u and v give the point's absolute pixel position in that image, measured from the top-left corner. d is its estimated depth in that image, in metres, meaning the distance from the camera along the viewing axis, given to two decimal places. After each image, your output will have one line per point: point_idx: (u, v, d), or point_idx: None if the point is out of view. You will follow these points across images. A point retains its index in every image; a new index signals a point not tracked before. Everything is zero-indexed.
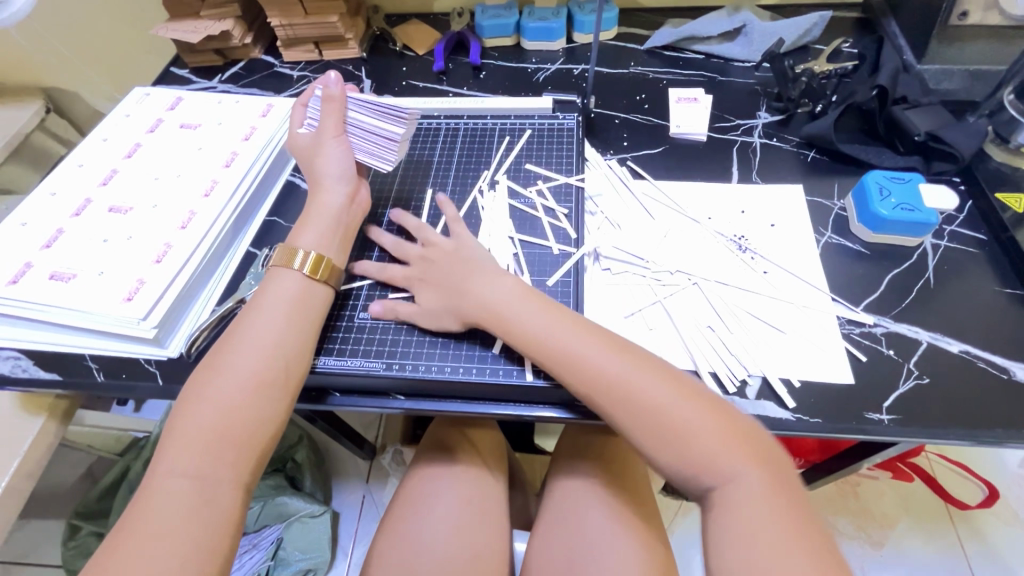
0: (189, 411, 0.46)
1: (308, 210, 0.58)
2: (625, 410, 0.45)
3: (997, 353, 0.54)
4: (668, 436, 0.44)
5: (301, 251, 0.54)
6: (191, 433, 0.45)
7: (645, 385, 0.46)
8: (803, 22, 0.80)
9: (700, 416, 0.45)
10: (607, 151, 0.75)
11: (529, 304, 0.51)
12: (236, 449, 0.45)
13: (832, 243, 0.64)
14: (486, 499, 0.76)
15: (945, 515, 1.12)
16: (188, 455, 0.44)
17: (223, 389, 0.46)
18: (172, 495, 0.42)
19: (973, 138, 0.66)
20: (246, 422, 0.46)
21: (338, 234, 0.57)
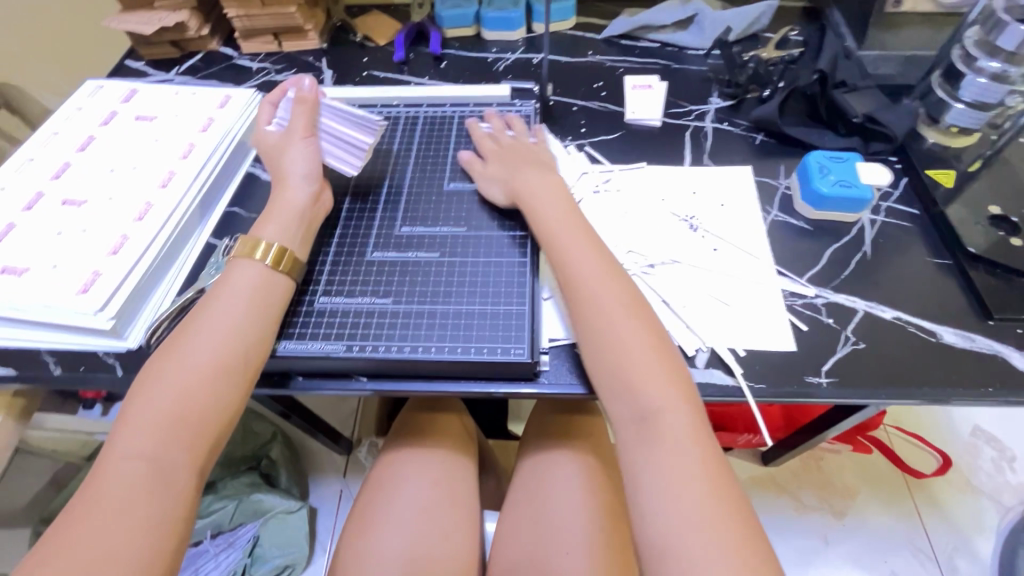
0: (145, 395, 0.46)
1: (277, 203, 0.58)
2: (583, 308, 0.52)
3: (927, 319, 0.58)
4: (612, 338, 0.50)
5: (263, 241, 0.54)
6: (149, 416, 0.45)
7: (607, 300, 0.52)
8: (751, 11, 0.84)
9: (651, 344, 0.50)
10: (565, 137, 0.76)
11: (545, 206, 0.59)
12: (193, 431, 0.46)
13: (777, 221, 0.67)
14: (455, 481, 0.77)
15: (902, 484, 1.18)
16: (144, 438, 0.44)
17: (181, 374, 0.47)
18: (128, 478, 0.43)
19: (906, 118, 0.70)
20: (204, 406, 0.46)
21: (302, 231, 0.57)
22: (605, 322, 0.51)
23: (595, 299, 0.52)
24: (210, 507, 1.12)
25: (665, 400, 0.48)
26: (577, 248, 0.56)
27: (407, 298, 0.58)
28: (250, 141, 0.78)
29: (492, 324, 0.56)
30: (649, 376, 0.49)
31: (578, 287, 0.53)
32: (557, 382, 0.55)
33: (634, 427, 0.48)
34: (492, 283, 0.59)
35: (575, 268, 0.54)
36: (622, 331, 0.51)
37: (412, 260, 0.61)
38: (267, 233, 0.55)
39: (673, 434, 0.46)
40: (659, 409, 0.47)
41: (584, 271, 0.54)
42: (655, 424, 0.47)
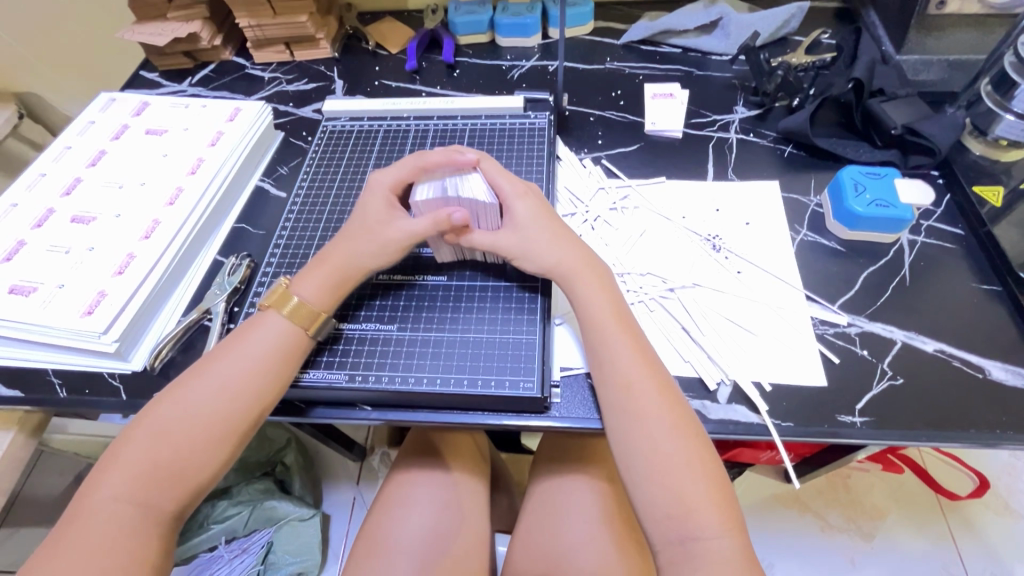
0: (138, 436, 0.45)
1: (327, 251, 0.55)
2: (624, 412, 0.47)
3: (973, 352, 0.54)
4: (654, 447, 0.45)
5: (296, 298, 0.52)
6: (139, 458, 0.44)
7: (653, 405, 0.47)
8: (780, 15, 0.79)
9: (700, 456, 0.45)
10: (581, 149, 0.73)
11: (596, 290, 0.52)
12: (179, 483, 0.44)
13: (807, 241, 0.63)
14: (466, 503, 0.75)
15: (936, 506, 1.11)
16: (129, 482, 0.43)
17: (179, 422, 0.46)
18: (109, 518, 0.42)
19: (951, 130, 0.65)
20: (197, 460, 0.45)
21: (337, 284, 0.54)
22: (646, 430, 0.46)
23: (641, 403, 0.47)
24: (224, 513, 1.09)
25: (707, 519, 0.43)
26: (622, 341, 0.50)
27: (413, 325, 0.56)
28: (259, 154, 0.76)
29: (500, 354, 0.53)
30: (691, 494, 0.44)
31: (626, 387, 0.48)
32: (568, 415, 0.52)
33: (672, 550, 0.44)
34: (501, 309, 0.56)
35: (595, 308, 0.51)
36: (668, 439, 0.45)
37: (419, 284, 0.59)
38: (303, 287, 0.53)
39: (714, 563, 0.42)
40: (700, 531, 0.43)
41: (634, 368, 0.48)
42: (696, 549, 0.43)
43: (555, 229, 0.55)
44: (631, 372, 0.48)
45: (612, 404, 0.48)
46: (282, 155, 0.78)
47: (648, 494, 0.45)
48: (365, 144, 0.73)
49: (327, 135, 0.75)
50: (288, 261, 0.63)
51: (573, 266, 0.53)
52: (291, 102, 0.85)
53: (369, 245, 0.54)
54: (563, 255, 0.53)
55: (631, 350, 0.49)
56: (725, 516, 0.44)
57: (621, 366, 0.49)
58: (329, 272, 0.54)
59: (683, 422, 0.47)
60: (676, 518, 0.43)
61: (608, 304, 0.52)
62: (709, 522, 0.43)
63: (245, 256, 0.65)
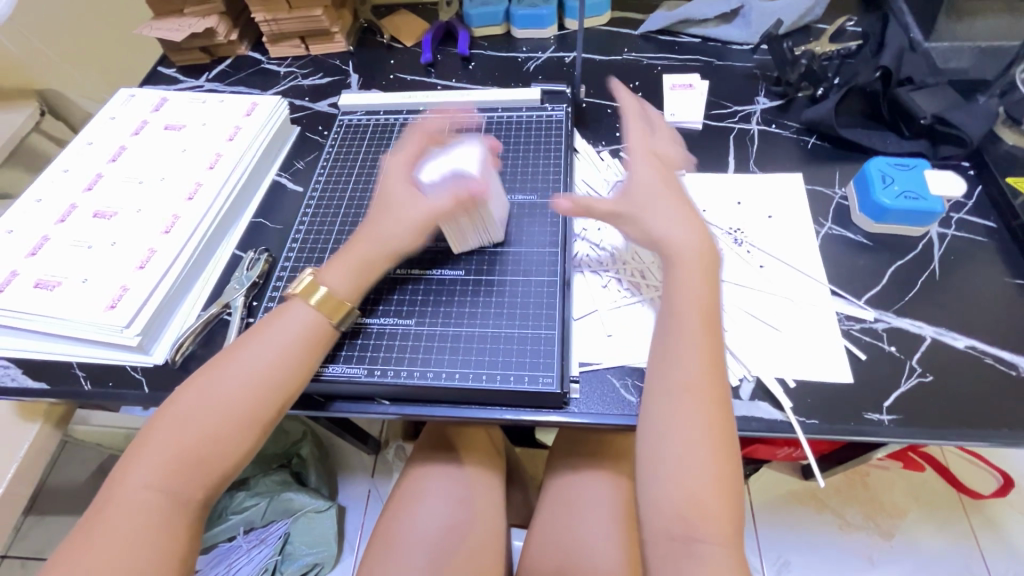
0: (165, 423, 0.46)
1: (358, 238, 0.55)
2: (652, 416, 0.46)
3: (1005, 348, 0.52)
4: (677, 452, 0.44)
5: (322, 287, 0.52)
6: (165, 446, 0.45)
7: (680, 407, 0.45)
8: (803, 2, 0.77)
9: (719, 457, 0.44)
10: (599, 142, 0.72)
11: (692, 278, 0.49)
12: (204, 470, 0.45)
13: (832, 234, 0.61)
14: (482, 498, 0.74)
15: (958, 505, 1.09)
16: (157, 469, 0.44)
17: (203, 412, 0.46)
18: (138, 504, 0.43)
19: (983, 119, 0.63)
20: (223, 448, 0.46)
21: (351, 270, 0.53)
22: (671, 434, 0.44)
23: (666, 406, 0.45)
24: (244, 503, 1.12)
25: (715, 523, 0.42)
26: (694, 339, 0.47)
27: (432, 319, 0.56)
28: (275, 150, 0.77)
29: (520, 349, 0.53)
30: (702, 495, 0.43)
31: (676, 386, 0.46)
32: (588, 410, 0.52)
33: (674, 546, 0.42)
34: (522, 303, 0.56)
35: (677, 302, 0.49)
36: (689, 443, 0.44)
37: (436, 278, 0.58)
38: (329, 276, 0.53)
39: (720, 564, 0.41)
40: (704, 532, 0.42)
41: (691, 367, 0.46)
42: (703, 551, 0.42)
43: (678, 204, 0.52)
44: (661, 375, 0.47)
45: (654, 399, 0.46)
46: (298, 149, 0.78)
47: (667, 499, 0.43)
48: (381, 137, 0.73)
49: (343, 129, 0.75)
50: (306, 255, 0.63)
51: (679, 246, 0.50)
52: (307, 96, 0.85)
53: (391, 238, 0.54)
54: (680, 234, 0.51)
55: (665, 353, 0.48)
56: (736, 515, 0.43)
57: (676, 363, 0.46)
58: (349, 265, 0.54)
59: (712, 425, 0.44)
60: (683, 520, 0.42)
61: (692, 301, 0.48)
62: (715, 524, 0.42)
63: (263, 251, 0.65)
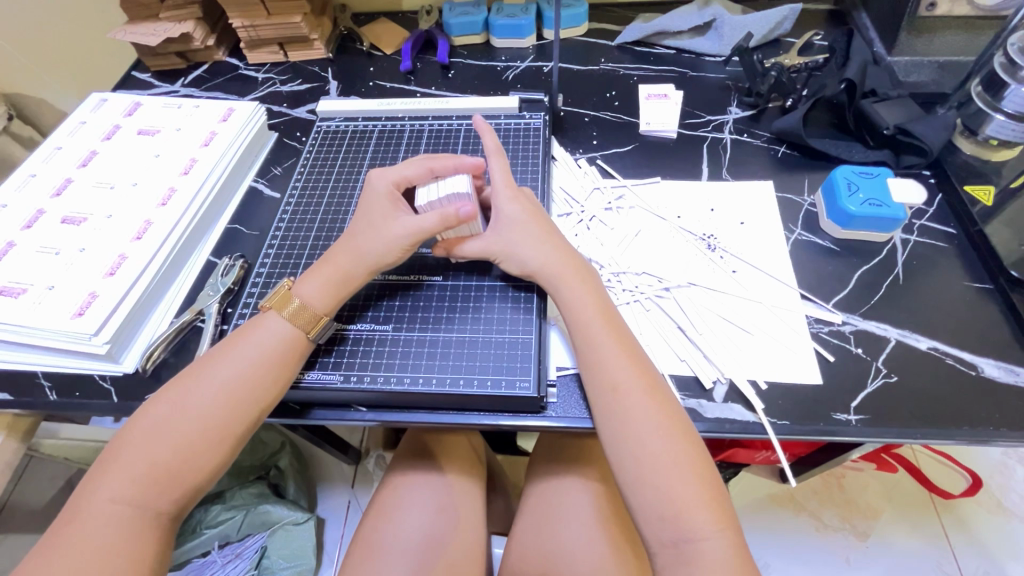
0: (133, 439, 0.45)
1: (333, 252, 0.55)
2: (613, 414, 0.47)
3: (966, 349, 0.54)
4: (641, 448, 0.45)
5: (296, 299, 0.52)
6: (136, 461, 0.44)
7: (638, 405, 0.47)
8: (773, 15, 0.80)
9: (686, 453, 0.45)
10: (576, 150, 0.73)
11: (578, 289, 0.52)
12: (177, 483, 0.44)
13: (801, 240, 0.63)
14: (462, 505, 0.74)
15: (929, 505, 1.12)
16: (128, 484, 0.43)
17: (175, 425, 0.45)
18: (106, 521, 0.42)
19: (942, 129, 0.66)
20: (194, 461, 0.45)
21: (338, 282, 0.53)
22: (628, 438, 0.46)
23: (628, 404, 0.47)
24: (217, 517, 1.08)
25: (698, 520, 0.43)
26: (608, 344, 0.50)
27: (408, 325, 0.55)
28: (252, 156, 0.76)
29: (497, 353, 0.53)
30: (682, 496, 0.44)
31: (611, 388, 0.48)
32: (565, 414, 0.52)
33: (668, 552, 0.43)
34: (501, 308, 0.56)
35: (580, 310, 0.51)
36: (654, 440, 0.45)
37: (412, 284, 0.58)
38: (305, 289, 0.53)
39: (710, 565, 0.42)
40: (685, 531, 0.43)
41: (620, 369, 0.48)
42: (690, 552, 0.43)
43: (540, 232, 0.55)
44: (619, 371, 0.48)
45: (601, 408, 0.48)
46: (275, 155, 0.78)
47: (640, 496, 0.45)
48: (359, 144, 0.73)
49: (321, 135, 0.75)
50: (282, 263, 0.62)
51: (553, 266, 0.53)
52: (285, 102, 0.85)
53: (366, 244, 0.54)
54: (543, 256, 0.54)
55: (614, 351, 0.49)
56: (719, 515, 0.44)
57: (604, 368, 0.49)
58: (326, 275, 0.53)
59: (667, 420, 0.46)
60: (663, 516, 0.44)
61: (591, 310, 0.51)
62: (696, 521, 0.43)
63: (239, 257, 0.65)
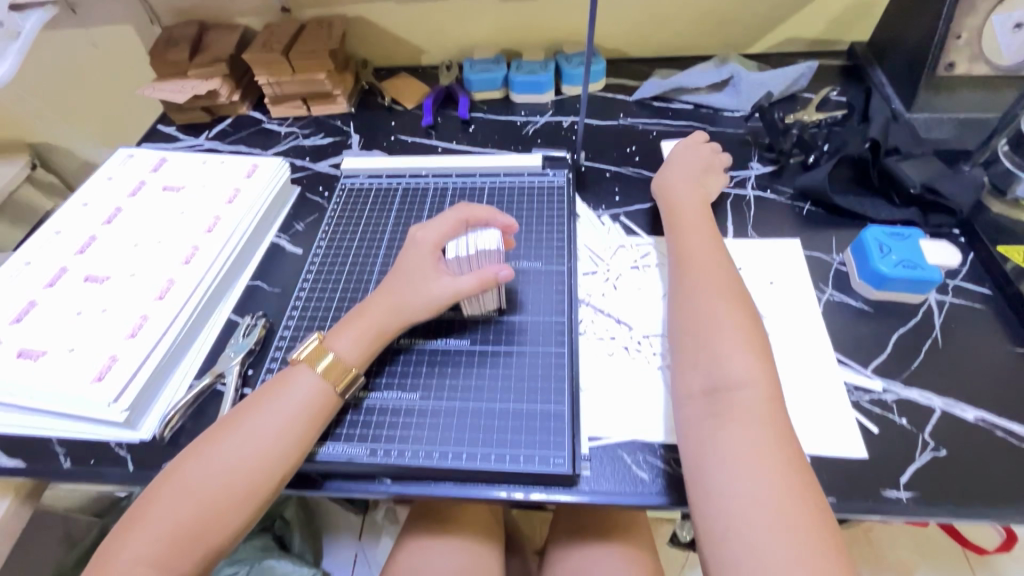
0: (163, 493, 0.44)
1: (367, 304, 0.55)
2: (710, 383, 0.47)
3: (1015, 420, 0.52)
4: (728, 400, 0.45)
5: (331, 354, 0.51)
6: (161, 519, 0.43)
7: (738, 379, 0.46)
8: (789, 74, 0.81)
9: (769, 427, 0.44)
10: (599, 205, 0.73)
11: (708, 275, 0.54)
12: (202, 542, 0.43)
13: (833, 301, 0.62)
14: (480, 571, 0.70)
15: (964, 561, 1.07)
16: (152, 548, 0.42)
17: (203, 479, 0.45)
18: None
19: (970, 189, 0.66)
20: (221, 521, 0.44)
21: (375, 340, 0.53)
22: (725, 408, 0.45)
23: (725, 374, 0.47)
24: (219, 574, 1.02)
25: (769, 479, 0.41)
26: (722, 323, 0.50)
27: (435, 393, 0.54)
28: (276, 211, 0.76)
29: (528, 424, 0.51)
30: (758, 466, 0.41)
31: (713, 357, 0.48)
32: (599, 490, 0.50)
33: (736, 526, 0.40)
34: (532, 373, 0.55)
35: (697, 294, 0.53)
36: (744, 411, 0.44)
37: (440, 347, 0.57)
38: (340, 343, 0.52)
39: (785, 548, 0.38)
40: (753, 488, 0.41)
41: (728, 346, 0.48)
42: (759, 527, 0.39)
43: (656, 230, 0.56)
44: (721, 326, 0.49)
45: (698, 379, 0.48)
46: (298, 210, 0.78)
47: (715, 451, 0.44)
48: (383, 203, 0.73)
49: (346, 193, 0.75)
50: (307, 323, 0.61)
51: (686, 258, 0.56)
52: (307, 156, 0.86)
53: (406, 298, 0.54)
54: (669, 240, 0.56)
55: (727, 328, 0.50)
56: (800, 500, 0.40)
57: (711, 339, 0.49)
58: (362, 330, 0.53)
59: (766, 382, 0.46)
60: (749, 502, 0.40)
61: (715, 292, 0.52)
62: (766, 486, 0.41)
63: (261, 317, 0.64)
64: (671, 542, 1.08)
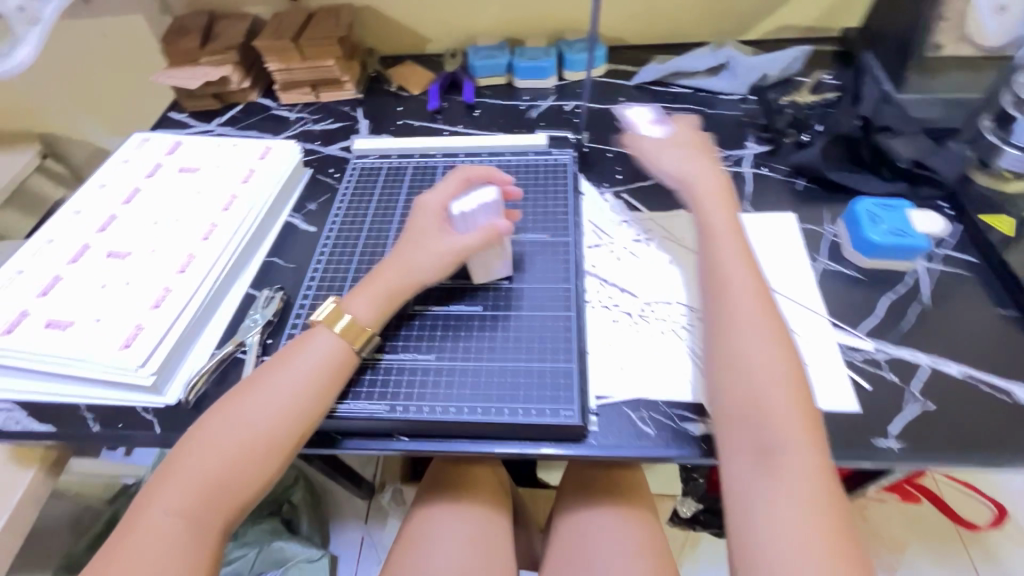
0: (191, 449, 0.47)
1: (379, 269, 0.57)
2: (732, 370, 0.49)
3: (998, 375, 0.55)
4: (776, 456, 0.44)
5: (348, 316, 0.54)
6: (191, 471, 0.45)
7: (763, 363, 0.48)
8: (784, 57, 0.84)
9: (789, 410, 0.46)
10: (602, 183, 0.76)
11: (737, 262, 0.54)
12: (231, 493, 0.46)
13: (827, 269, 0.65)
14: (489, 537, 0.73)
15: (956, 536, 1.10)
16: (184, 495, 0.44)
17: (229, 435, 0.47)
18: (158, 532, 0.43)
19: (954, 162, 0.70)
20: (248, 471, 0.46)
21: (388, 303, 0.55)
22: (754, 391, 0.47)
23: (749, 361, 0.48)
24: (229, 555, 1.06)
25: (804, 486, 0.43)
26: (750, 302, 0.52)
27: (450, 354, 0.56)
28: (289, 191, 0.79)
29: (538, 382, 0.54)
30: (784, 452, 0.44)
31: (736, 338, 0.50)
32: (605, 443, 0.52)
33: (757, 509, 0.43)
34: (542, 336, 0.57)
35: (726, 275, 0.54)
36: (773, 399, 0.46)
37: (454, 313, 0.60)
38: (354, 306, 0.54)
39: (805, 527, 0.42)
40: (778, 473, 0.44)
41: (756, 325, 0.50)
42: (782, 509, 0.43)
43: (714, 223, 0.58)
44: (745, 311, 0.51)
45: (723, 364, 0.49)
46: (310, 191, 0.80)
47: (765, 512, 0.43)
48: (394, 181, 0.76)
49: (357, 173, 0.77)
50: (324, 292, 0.64)
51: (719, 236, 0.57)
52: (317, 140, 0.88)
53: (415, 259, 0.57)
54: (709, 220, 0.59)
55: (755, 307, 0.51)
56: (820, 481, 0.43)
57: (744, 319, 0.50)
58: (374, 292, 0.55)
59: (784, 365, 0.48)
60: (771, 485, 0.44)
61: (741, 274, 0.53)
62: (816, 550, 0.41)
63: (279, 289, 0.66)
64: (672, 521, 1.11)
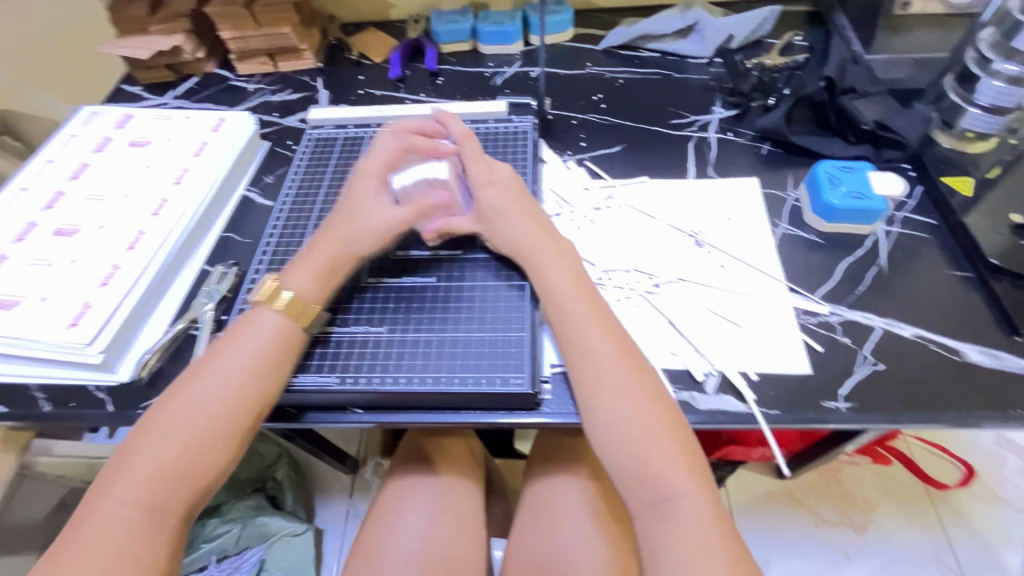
0: (141, 438, 0.46)
1: (316, 244, 0.56)
2: (585, 382, 0.49)
3: (949, 336, 0.55)
4: (663, 502, 0.45)
5: (288, 291, 0.52)
6: (144, 459, 0.45)
7: (613, 371, 0.49)
8: (754, 18, 0.82)
9: (655, 413, 0.47)
10: (565, 151, 0.74)
11: (557, 268, 0.54)
12: (187, 478, 0.45)
13: (787, 234, 0.64)
14: (460, 507, 0.74)
15: (924, 496, 1.13)
16: (139, 481, 0.44)
17: (178, 421, 0.46)
18: (115, 519, 0.43)
19: (919, 124, 0.68)
20: (201, 457, 0.46)
21: (329, 279, 0.55)
22: (611, 395, 0.48)
23: (602, 372, 0.49)
24: (215, 531, 1.07)
25: (678, 485, 0.45)
26: (582, 311, 0.52)
27: (402, 326, 0.56)
28: (245, 164, 0.77)
29: (490, 351, 0.54)
30: (654, 454, 0.46)
31: (583, 356, 0.50)
32: (560, 411, 0.52)
33: (647, 511, 0.45)
34: (497, 305, 0.57)
35: (556, 283, 0.53)
36: (632, 407, 0.47)
37: (407, 285, 0.59)
38: (294, 281, 0.53)
39: (686, 519, 0.44)
40: (652, 474, 0.45)
41: (592, 337, 0.50)
42: (670, 508, 0.44)
43: (520, 208, 0.58)
44: (578, 321, 0.51)
45: (578, 379, 0.49)
46: (267, 164, 0.78)
47: (654, 518, 0.45)
48: (350, 152, 0.74)
49: (313, 143, 0.75)
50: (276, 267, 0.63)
51: (526, 246, 0.56)
52: (275, 111, 0.86)
53: (355, 232, 0.56)
54: (522, 233, 0.56)
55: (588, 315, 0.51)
56: (694, 474, 0.46)
57: (580, 335, 0.50)
58: (315, 268, 0.54)
59: (630, 367, 0.49)
60: (646, 489, 0.45)
61: (565, 283, 0.53)
62: (695, 542, 0.43)
63: (234, 265, 0.65)
64: None
